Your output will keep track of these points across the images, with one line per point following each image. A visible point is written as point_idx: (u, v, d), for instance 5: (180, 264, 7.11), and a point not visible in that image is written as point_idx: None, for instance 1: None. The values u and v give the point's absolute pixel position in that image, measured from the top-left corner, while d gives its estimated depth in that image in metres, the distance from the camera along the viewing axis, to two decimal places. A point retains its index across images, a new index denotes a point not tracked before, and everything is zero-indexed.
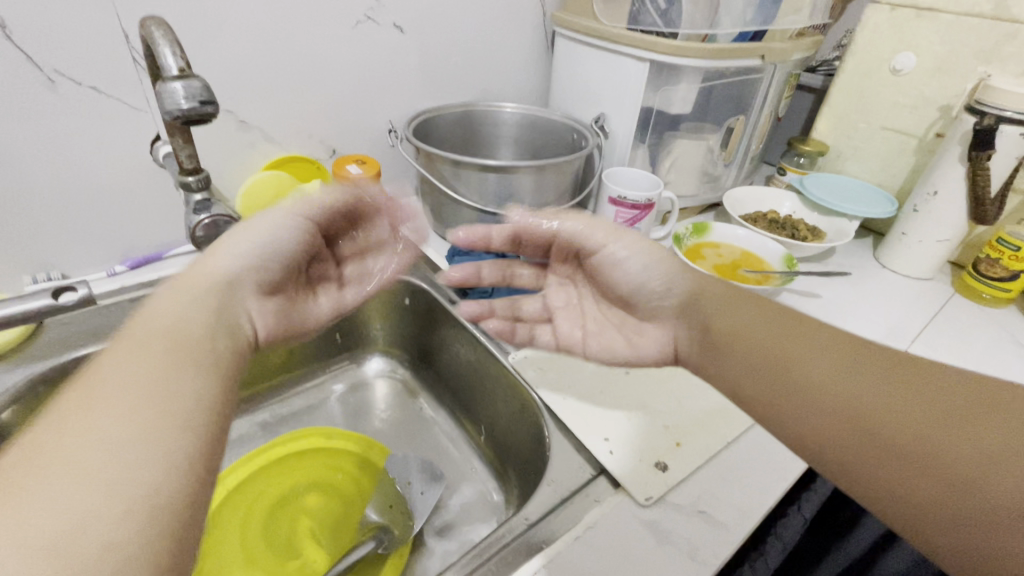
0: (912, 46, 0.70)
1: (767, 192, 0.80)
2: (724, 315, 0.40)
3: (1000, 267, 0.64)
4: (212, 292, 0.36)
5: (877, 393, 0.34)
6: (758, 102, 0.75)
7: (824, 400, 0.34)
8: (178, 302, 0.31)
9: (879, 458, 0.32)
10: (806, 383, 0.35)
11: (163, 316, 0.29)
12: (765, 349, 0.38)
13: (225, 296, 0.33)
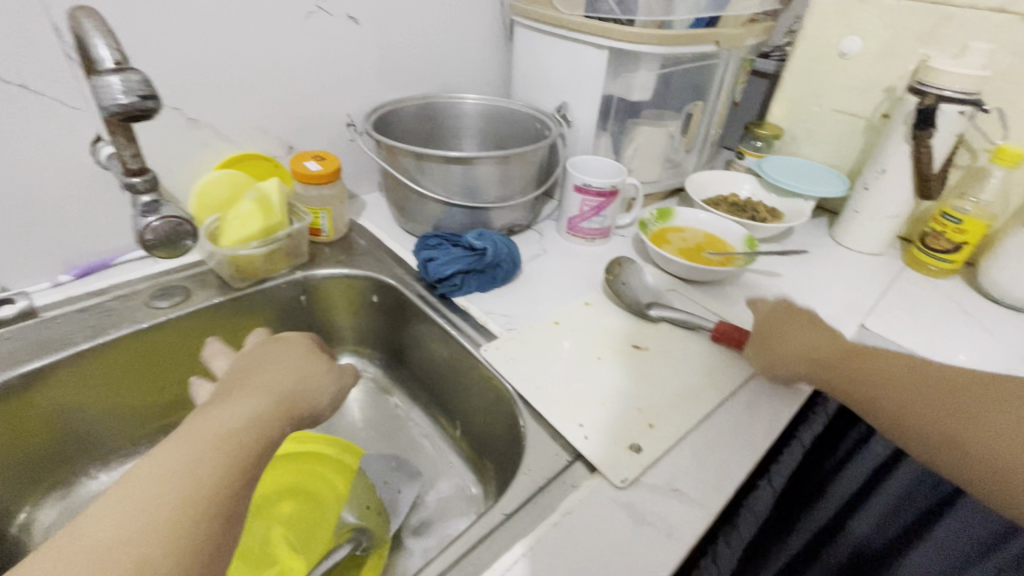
0: (857, 30, 0.73)
1: (727, 176, 0.82)
2: (842, 346, 0.44)
3: (945, 240, 0.67)
4: (224, 418, 0.33)
5: (932, 383, 0.39)
6: (715, 88, 0.77)
7: (895, 406, 0.39)
8: (165, 464, 0.29)
9: (951, 438, 0.36)
10: (879, 392, 0.40)
11: (163, 475, 0.28)
12: (863, 367, 0.41)
13: (214, 458, 0.30)
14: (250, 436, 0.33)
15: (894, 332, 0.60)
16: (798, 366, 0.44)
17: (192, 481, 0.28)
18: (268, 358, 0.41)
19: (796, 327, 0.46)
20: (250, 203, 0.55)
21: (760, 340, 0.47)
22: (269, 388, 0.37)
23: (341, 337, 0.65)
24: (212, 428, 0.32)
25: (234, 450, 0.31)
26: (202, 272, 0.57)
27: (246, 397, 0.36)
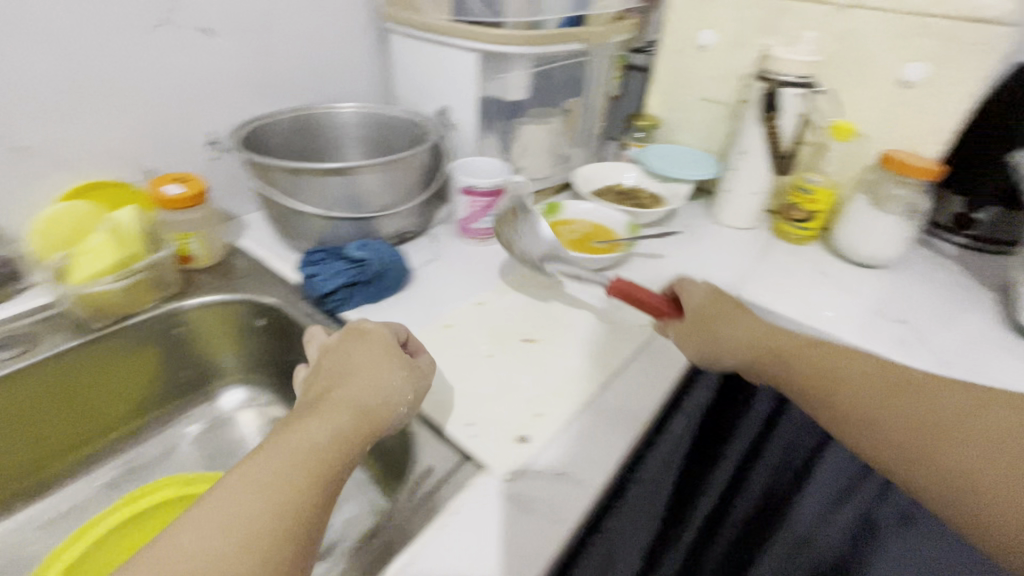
0: (711, 24, 0.79)
1: (613, 167, 0.86)
2: (791, 344, 0.46)
3: (800, 210, 0.75)
4: (310, 434, 0.33)
5: (888, 387, 0.41)
6: (592, 83, 0.80)
7: (844, 403, 0.42)
8: (255, 479, 0.29)
9: (899, 441, 0.39)
10: (830, 389, 0.42)
11: (246, 493, 0.29)
12: (819, 368, 0.44)
13: (303, 476, 0.30)
14: (333, 453, 0.32)
15: (764, 299, 0.66)
16: (728, 357, 0.48)
17: (275, 498, 0.29)
18: (350, 360, 0.41)
19: (728, 319, 0.50)
20: (101, 235, 0.50)
21: (686, 331, 0.50)
22: (347, 400, 0.37)
23: (227, 367, 0.62)
24: (296, 446, 0.32)
25: (317, 468, 0.31)
26: (52, 315, 0.52)
27: (332, 410, 0.35)
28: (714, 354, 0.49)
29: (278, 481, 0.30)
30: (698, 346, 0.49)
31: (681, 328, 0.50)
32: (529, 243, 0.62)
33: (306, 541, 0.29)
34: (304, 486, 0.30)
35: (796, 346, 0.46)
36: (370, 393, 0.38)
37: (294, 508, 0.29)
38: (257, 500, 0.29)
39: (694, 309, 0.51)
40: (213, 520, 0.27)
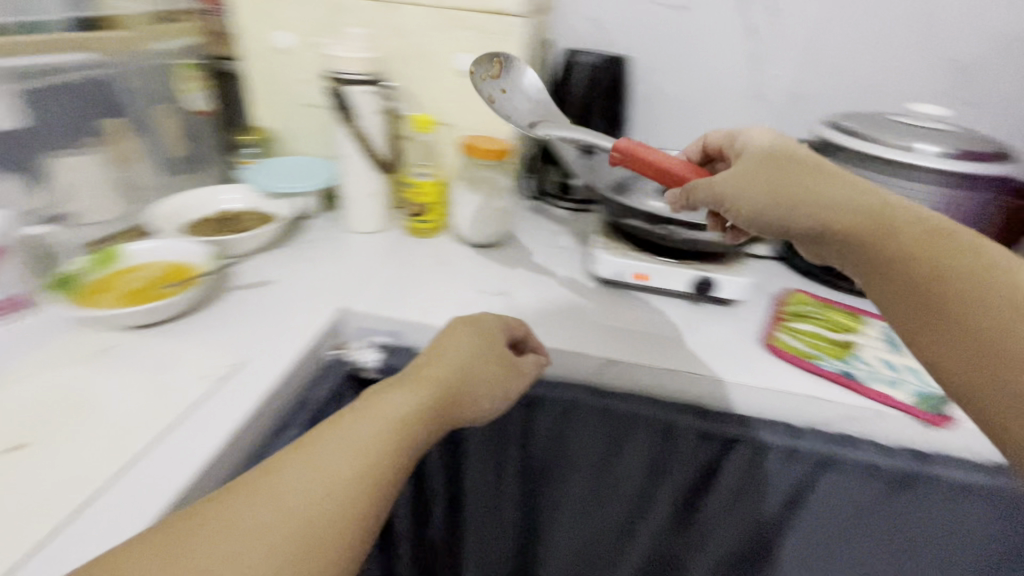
0: (281, 23, 0.74)
1: (214, 190, 0.75)
2: (901, 222, 0.38)
3: (413, 202, 0.77)
4: (393, 402, 0.39)
5: (997, 291, 0.33)
6: (139, 98, 0.69)
7: (909, 275, 0.37)
8: (321, 464, 0.32)
9: (949, 335, 0.34)
10: (909, 261, 0.37)
11: (323, 458, 0.33)
12: (917, 244, 0.37)
13: (385, 441, 0.36)
14: (408, 423, 0.38)
15: (377, 303, 0.64)
16: (771, 214, 0.44)
17: (359, 466, 0.33)
18: (432, 356, 0.47)
19: (829, 179, 0.42)
20: None
21: (732, 182, 0.47)
22: (441, 379, 0.44)
23: None
24: (387, 411, 0.38)
25: (399, 450, 0.36)
26: None
27: (409, 388, 0.41)
28: (755, 217, 0.46)
29: (359, 451, 0.34)
30: (742, 204, 0.47)
31: (735, 179, 0.48)
32: (512, 108, 0.68)
33: (359, 524, 0.32)
34: (374, 461, 0.34)
35: (920, 231, 0.38)
36: (452, 382, 0.45)
37: (369, 469, 0.34)
38: (342, 465, 0.33)
39: (763, 159, 0.47)
40: (302, 473, 0.32)
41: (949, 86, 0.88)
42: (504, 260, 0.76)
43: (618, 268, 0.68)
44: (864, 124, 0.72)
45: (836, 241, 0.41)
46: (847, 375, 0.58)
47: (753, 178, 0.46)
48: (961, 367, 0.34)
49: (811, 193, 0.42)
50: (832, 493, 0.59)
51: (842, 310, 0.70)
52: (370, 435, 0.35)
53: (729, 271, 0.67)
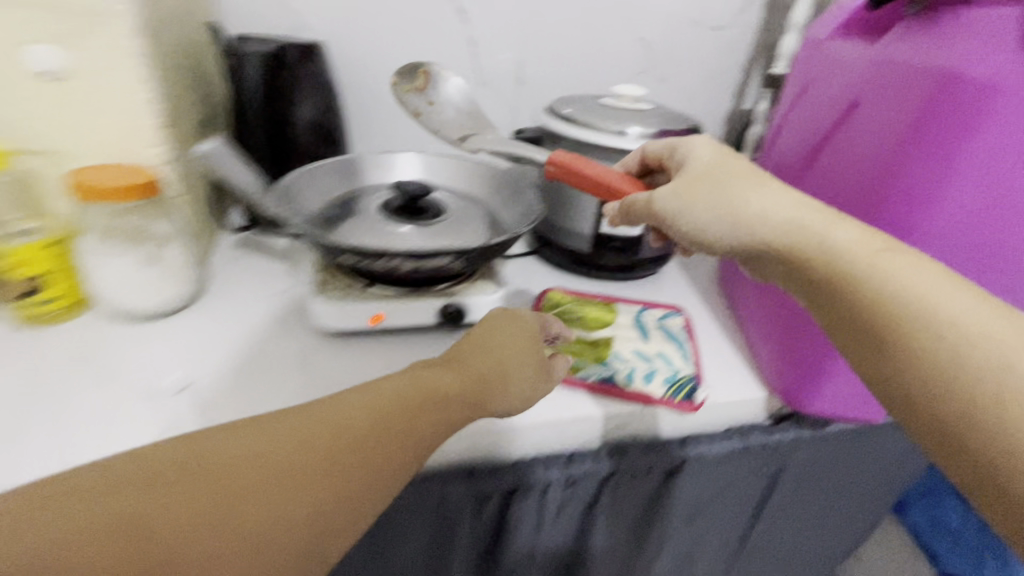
0: None
1: None
2: (842, 249, 0.37)
3: (19, 281, 0.51)
4: (431, 380, 0.40)
5: (940, 333, 0.33)
6: None
7: (854, 306, 0.36)
8: (312, 429, 0.34)
9: (898, 368, 0.34)
10: (859, 291, 0.36)
11: (308, 430, 0.33)
12: (867, 269, 0.36)
13: (370, 437, 0.35)
14: (414, 421, 0.37)
15: None
16: (707, 232, 0.44)
17: (309, 447, 0.33)
18: (495, 335, 0.47)
19: (748, 181, 0.43)
20: None
21: (677, 198, 0.46)
22: (476, 367, 0.43)
23: None
24: (404, 388, 0.38)
25: (391, 446, 0.35)
26: None
27: (452, 371, 0.42)
28: (696, 233, 0.44)
29: (341, 434, 0.34)
30: (679, 222, 0.45)
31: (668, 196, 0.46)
32: (437, 122, 0.74)
33: (298, 511, 0.31)
34: (349, 455, 0.33)
35: (863, 255, 0.37)
36: (485, 378, 0.43)
37: (328, 456, 0.33)
38: (307, 448, 0.33)
39: (704, 172, 0.46)
40: (266, 441, 0.32)
41: (645, 64, 0.96)
42: (191, 331, 0.56)
43: (345, 315, 0.54)
44: (583, 112, 0.70)
45: (780, 259, 0.40)
46: (603, 380, 0.55)
47: (689, 195, 0.45)
48: (899, 380, 0.34)
49: (752, 201, 0.41)
50: (611, 506, 0.57)
51: (597, 302, 0.68)
52: (364, 425, 0.35)
53: (473, 291, 0.58)
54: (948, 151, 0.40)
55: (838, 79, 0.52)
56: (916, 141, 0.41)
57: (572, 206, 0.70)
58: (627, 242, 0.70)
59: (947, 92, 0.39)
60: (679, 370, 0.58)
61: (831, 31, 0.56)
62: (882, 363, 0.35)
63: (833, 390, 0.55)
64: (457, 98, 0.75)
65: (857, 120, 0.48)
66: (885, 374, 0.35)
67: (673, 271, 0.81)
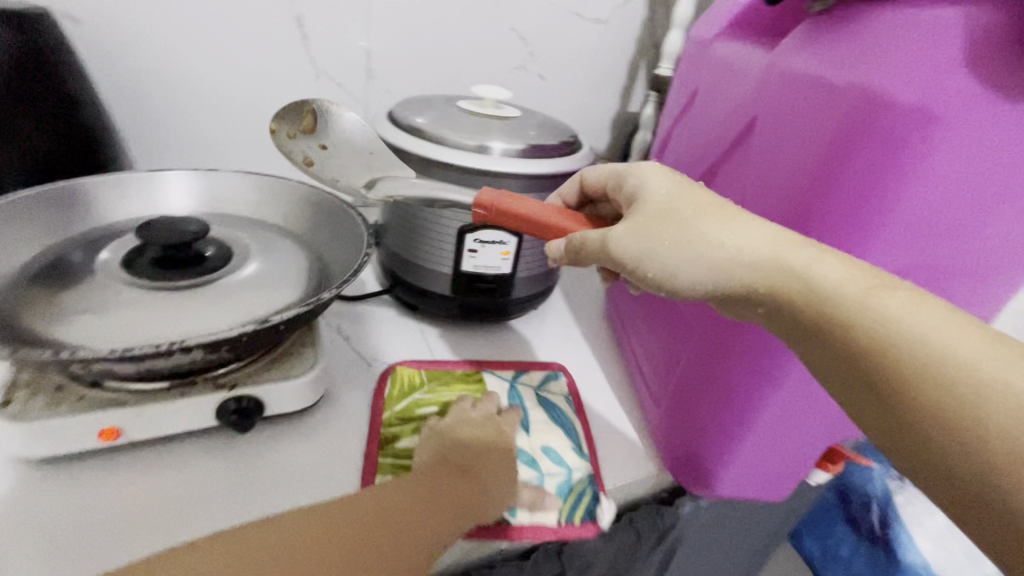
0: None
1: None
2: (829, 288, 0.27)
3: None
4: (482, 464, 0.42)
5: (966, 393, 0.23)
6: None
7: (867, 363, 0.26)
8: (398, 508, 0.37)
9: (950, 449, 0.23)
10: (859, 339, 0.26)
11: (398, 504, 0.37)
12: (868, 314, 0.26)
13: (448, 516, 0.38)
14: (474, 505, 0.39)
15: None
16: (680, 280, 0.31)
17: (399, 522, 0.36)
18: (484, 429, 0.45)
19: (711, 214, 0.31)
20: None
21: (639, 236, 0.32)
22: (491, 469, 0.42)
23: None
24: (463, 473, 0.41)
25: (437, 536, 0.37)
26: None
27: (489, 464, 0.42)
28: (666, 279, 0.31)
29: (426, 508, 0.37)
30: (647, 267, 0.32)
31: (625, 235, 0.32)
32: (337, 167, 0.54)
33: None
34: (437, 531, 0.37)
35: (853, 294, 0.27)
36: (508, 476, 0.42)
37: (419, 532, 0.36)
38: (403, 514, 0.36)
39: (660, 199, 0.33)
40: (370, 508, 0.36)
41: (522, 61, 0.83)
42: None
43: (51, 442, 0.36)
44: (436, 121, 0.55)
45: (760, 304, 0.30)
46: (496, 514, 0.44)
47: (645, 229, 0.32)
48: (941, 456, 0.24)
49: (725, 230, 0.30)
50: None
51: (458, 373, 0.55)
52: (444, 505, 0.38)
53: (270, 379, 0.41)
54: (868, 195, 0.31)
55: (730, 92, 0.42)
56: (832, 180, 0.32)
57: (424, 240, 0.56)
58: (495, 282, 0.57)
59: (871, 102, 0.30)
60: (573, 469, 0.47)
61: (719, 30, 0.46)
62: (912, 433, 0.24)
63: (728, 464, 0.46)
64: (359, 137, 0.56)
65: (755, 146, 0.38)
66: (917, 449, 0.24)
67: (554, 306, 0.70)
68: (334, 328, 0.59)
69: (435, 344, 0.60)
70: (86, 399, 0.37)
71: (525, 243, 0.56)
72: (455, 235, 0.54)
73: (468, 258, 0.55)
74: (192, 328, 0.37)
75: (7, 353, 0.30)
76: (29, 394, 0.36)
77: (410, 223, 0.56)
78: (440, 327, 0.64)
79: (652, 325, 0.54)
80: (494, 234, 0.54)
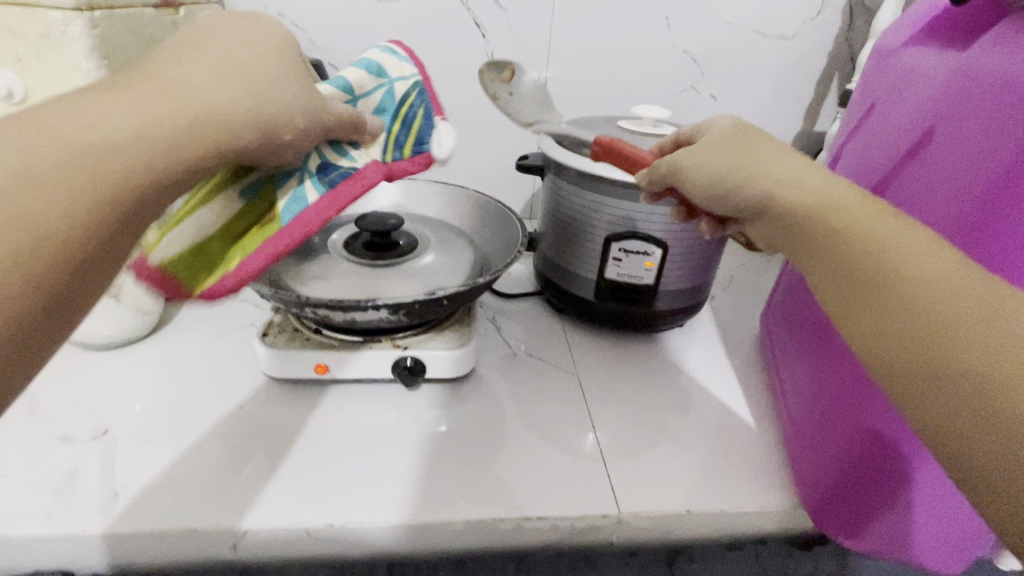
0: None
1: None
2: (840, 206, 0.32)
3: None
4: (191, 84, 0.27)
5: (944, 310, 0.26)
6: None
7: (854, 265, 0.30)
8: (59, 134, 0.24)
9: (897, 333, 0.27)
10: (862, 255, 0.30)
11: (66, 137, 0.24)
12: (850, 218, 0.31)
13: (137, 132, 0.25)
14: (190, 132, 0.26)
15: None
16: (717, 187, 0.40)
17: (71, 162, 0.23)
18: (223, 34, 0.29)
19: (761, 147, 0.39)
20: None
21: (701, 155, 0.41)
22: (225, 71, 0.28)
23: None
24: (160, 90, 0.26)
25: (122, 161, 0.24)
26: None
27: (208, 71, 0.28)
28: (713, 188, 0.40)
29: (109, 141, 0.24)
30: (697, 178, 0.41)
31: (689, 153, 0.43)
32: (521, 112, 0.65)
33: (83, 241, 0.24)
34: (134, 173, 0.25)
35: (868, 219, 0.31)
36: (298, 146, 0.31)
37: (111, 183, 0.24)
38: (75, 157, 0.24)
39: (732, 134, 0.41)
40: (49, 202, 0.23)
41: (693, 82, 0.84)
42: (144, 369, 0.55)
43: (286, 367, 0.49)
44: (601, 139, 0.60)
45: (778, 216, 0.35)
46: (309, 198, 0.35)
47: (704, 150, 0.42)
48: (888, 337, 0.28)
49: (765, 157, 0.38)
50: None
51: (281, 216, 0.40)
52: (142, 118, 0.25)
53: (434, 346, 0.50)
54: None
55: (902, 110, 0.39)
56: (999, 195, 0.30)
57: (576, 246, 0.61)
58: (639, 291, 0.59)
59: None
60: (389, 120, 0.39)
61: (908, 38, 0.43)
62: (874, 322, 0.28)
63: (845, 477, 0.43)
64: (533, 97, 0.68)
65: (927, 161, 0.35)
66: (872, 333, 0.28)
67: (699, 326, 0.69)
68: (491, 319, 0.68)
69: (577, 347, 0.65)
70: (311, 340, 0.50)
71: (671, 255, 0.57)
72: (603, 243, 0.58)
73: (614, 265, 0.58)
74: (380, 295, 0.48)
75: (272, 294, 0.44)
76: (279, 330, 0.51)
77: (564, 230, 0.62)
78: (583, 332, 0.68)
79: (802, 353, 0.51)
80: (640, 244, 0.56)
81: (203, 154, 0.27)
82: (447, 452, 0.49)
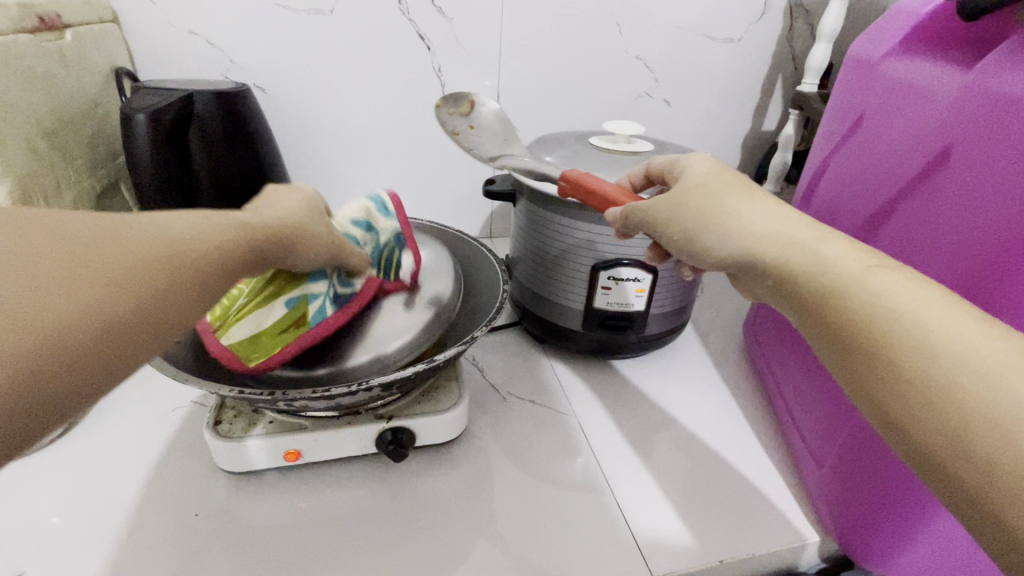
0: None
1: None
2: (830, 261, 0.27)
3: None
4: (260, 215, 0.34)
5: (958, 370, 0.21)
6: None
7: (860, 332, 0.25)
8: (154, 231, 0.26)
9: (929, 419, 0.22)
10: (851, 313, 0.25)
11: (163, 232, 0.26)
12: (847, 275, 0.26)
13: (223, 239, 0.29)
14: (260, 248, 0.32)
15: None
16: (694, 241, 0.34)
17: (172, 251, 0.26)
18: (280, 195, 0.38)
19: (727, 192, 0.33)
20: None
21: (664, 206, 0.36)
22: (281, 209, 0.36)
23: None
24: (235, 215, 0.31)
25: (208, 260, 0.27)
26: None
27: (265, 211, 0.35)
28: (684, 241, 0.35)
29: (199, 239, 0.27)
30: (666, 229, 0.36)
31: (664, 199, 0.36)
32: (476, 144, 0.59)
33: (164, 312, 0.24)
34: (218, 264, 0.27)
35: (853, 271, 0.26)
36: (315, 257, 0.38)
37: (199, 268, 0.26)
38: (172, 245, 0.26)
39: (696, 181, 0.36)
40: (130, 276, 0.24)
41: (647, 88, 0.82)
42: (64, 478, 0.45)
43: (251, 458, 0.41)
44: (565, 160, 0.55)
45: (765, 273, 0.30)
46: (330, 309, 0.42)
47: (676, 200, 0.35)
48: (915, 423, 0.22)
49: (730, 205, 0.32)
50: None
51: (279, 327, 0.41)
52: (226, 233, 0.29)
53: (424, 411, 0.44)
54: None
55: (901, 134, 0.39)
56: (1009, 250, 0.30)
57: (557, 278, 0.57)
58: (628, 318, 0.56)
59: None
60: (382, 232, 0.47)
61: (892, 51, 0.41)
62: (897, 404, 0.23)
63: (849, 502, 0.42)
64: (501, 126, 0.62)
65: (935, 198, 0.35)
66: (904, 416, 0.23)
67: (681, 346, 0.68)
68: (470, 360, 0.63)
69: (565, 379, 0.62)
70: (275, 423, 0.42)
71: (659, 280, 0.55)
72: (590, 272, 0.54)
73: (602, 295, 0.55)
74: (385, 344, 0.43)
75: (236, 394, 0.36)
76: (233, 415, 0.43)
77: (543, 261, 0.57)
78: (567, 361, 0.65)
79: (805, 375, 0.50)
80: (629, 271, 0.53)
81: (259, 265, 0.32)
82: (458, 522, 0.44)
